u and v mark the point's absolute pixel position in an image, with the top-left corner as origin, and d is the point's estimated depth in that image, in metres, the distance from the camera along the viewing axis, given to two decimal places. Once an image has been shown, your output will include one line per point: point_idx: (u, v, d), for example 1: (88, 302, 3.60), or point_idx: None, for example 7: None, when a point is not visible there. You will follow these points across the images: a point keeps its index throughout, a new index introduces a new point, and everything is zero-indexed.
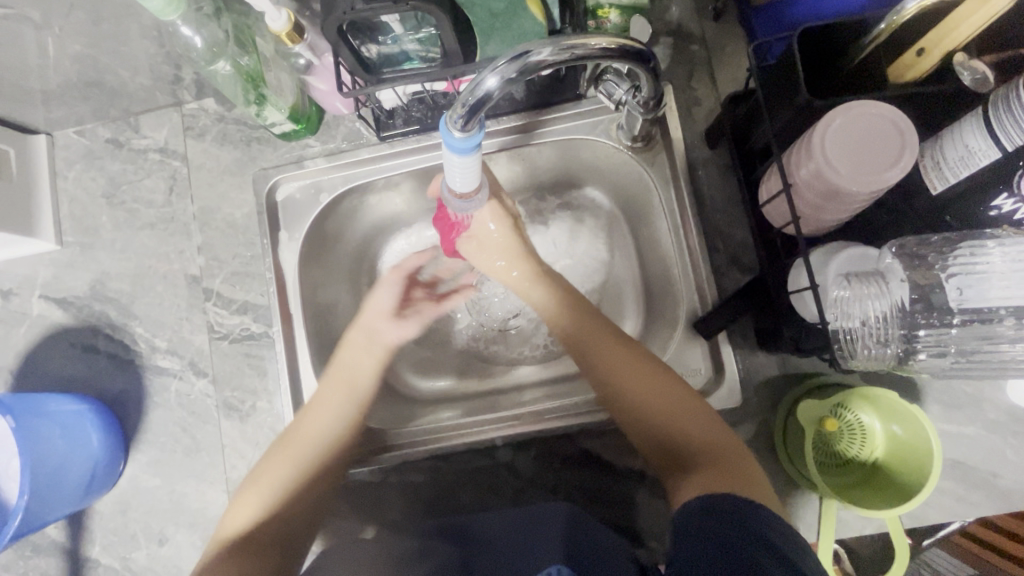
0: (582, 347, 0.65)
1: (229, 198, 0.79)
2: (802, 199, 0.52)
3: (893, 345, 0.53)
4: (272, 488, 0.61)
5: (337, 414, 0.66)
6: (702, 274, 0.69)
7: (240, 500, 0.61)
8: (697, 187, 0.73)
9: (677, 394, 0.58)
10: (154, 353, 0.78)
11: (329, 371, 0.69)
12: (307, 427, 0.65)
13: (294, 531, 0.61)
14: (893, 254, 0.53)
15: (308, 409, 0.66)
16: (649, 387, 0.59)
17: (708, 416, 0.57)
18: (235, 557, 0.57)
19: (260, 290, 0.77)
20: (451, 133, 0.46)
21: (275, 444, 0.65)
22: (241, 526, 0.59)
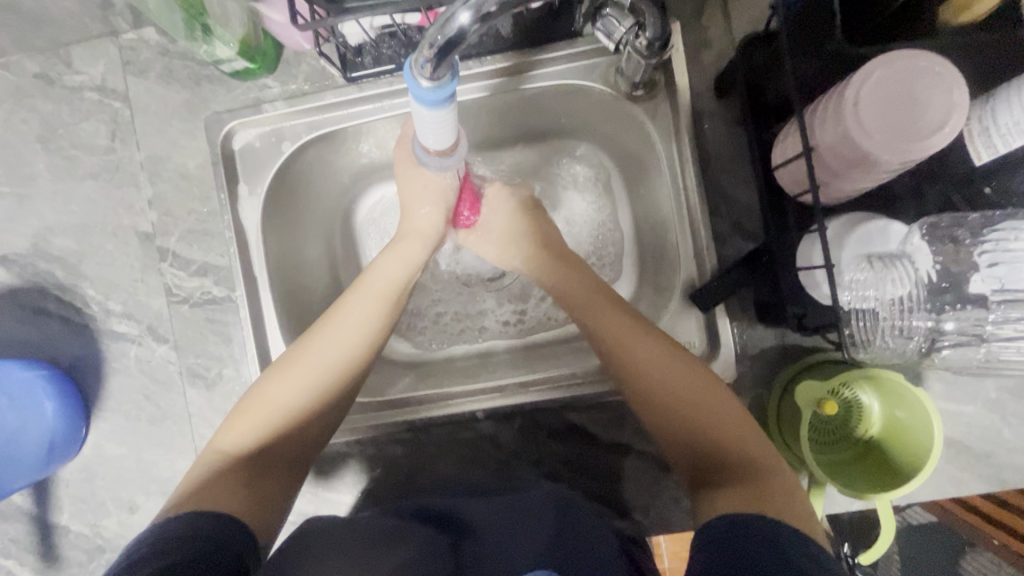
0: (596, 323, 0.60)
1: (179, 146, 0.71)
2: (822, 165, 0.45)
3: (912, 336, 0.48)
4: (284, 404, 0.57)
5: (362, 334, 0.61)
6: (703, 241, 0.63)
7: (247, 414, 0.57)
8: (702, 142, 0.65)
9: (678, 369, 0.55)
10: (109, 317, 0.72)
11: (362, 287, 0.63)
12: (329, 343, 0.60)
13: (303, 450, 0.59)
14: (923, 234, 0.48)
15: (331, 324, 0.61)
16: (663, 374, 0.55)
17: (716, 392, 0.54)
18: (240, 473, 0.53)
19: (220, 250, 0.71)
20: (418, 82, 0.38)
21: (288, 357, 0.60)
22: (249, 441, 0.56)
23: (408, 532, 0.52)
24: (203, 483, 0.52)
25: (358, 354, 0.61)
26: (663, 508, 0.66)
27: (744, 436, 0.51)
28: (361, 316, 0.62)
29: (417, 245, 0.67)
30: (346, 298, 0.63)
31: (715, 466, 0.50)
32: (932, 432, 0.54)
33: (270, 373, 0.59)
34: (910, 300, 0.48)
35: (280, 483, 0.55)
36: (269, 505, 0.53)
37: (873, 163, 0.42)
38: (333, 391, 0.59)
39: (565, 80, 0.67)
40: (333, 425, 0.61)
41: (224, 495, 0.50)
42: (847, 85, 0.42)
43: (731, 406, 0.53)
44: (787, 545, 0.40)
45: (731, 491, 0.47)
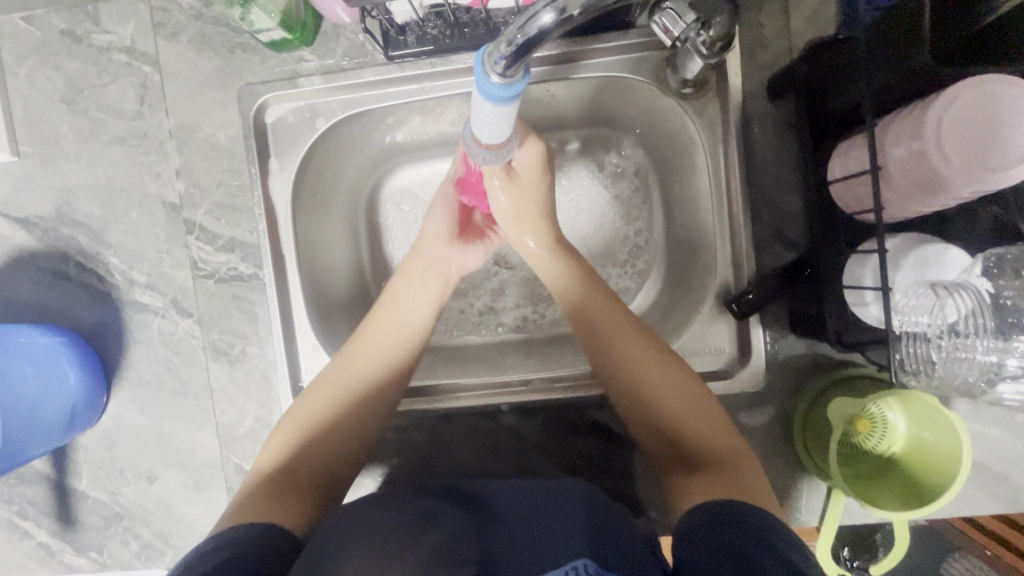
0: (591, 335, 0.62)
1: (209, 115, 0.69)
2: (888, 182, 0.45)
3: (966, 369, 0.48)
4: (315, 420, 0.60)
5: (388, 351, 0.65)
6: (742, 248, 0.63)
7: (282, 433, 0.59)
8: (749, 145, 0.64)
9: (650, 361, 0.58)
10: (132, 287, 0.71)
11: (385, 307, 0.68)
12: (356, 361, 0.64)
13: (336, 468, 0.59)
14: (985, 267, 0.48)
15: (358, 343, 0.65)
16: (657, 383, 0.57)
17: (685, 382, 0.57)
18: (278, 488, 0.55)
19: (248, 226, 0.69)
20: (488, 77, 0.37)
21: (319, 377, 0.63)
22: (285, 457, 0.58)
23: (440, 518, 0.52)
24: (247, 499, 0.53)
25: (385, 370, 0.64)
26: None
27: (723, 438, 0.55)
28: (385, 333, 0.66)
29: (421, 266, 0.70)
30: (370, 320, 0.67)
31: (699, 465, 0.53)
32: (960, 456, 0.54)
33: (302, 394, 0.62)
34: (975, 329, 0.46)
35: (318, 496, 0.56)
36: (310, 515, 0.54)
37: (943, 185, 0.41)
38: (363, 407, 0.62)
39: (615, 72, 0.65)
40: (363, 441, 0.62)
41: (259, 508, 0.52)
42: (930, 104, 0.41)
43: (712, 409, 0.56)
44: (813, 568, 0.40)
45: (713, 486, 0.50)
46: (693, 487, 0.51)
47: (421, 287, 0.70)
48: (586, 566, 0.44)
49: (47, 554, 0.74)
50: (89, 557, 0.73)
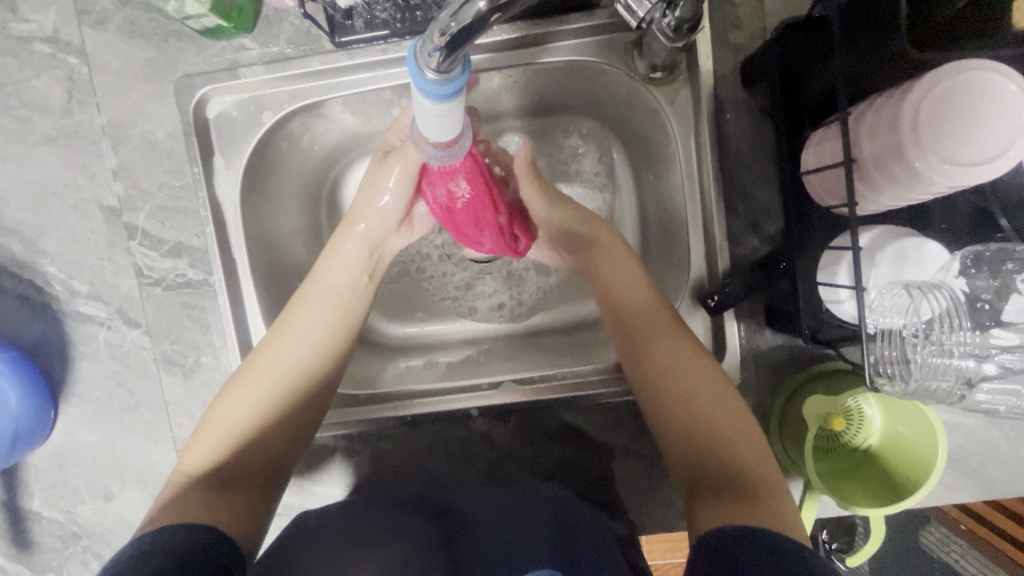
0: (632, 338, 0.60)
1: (145, 111, 0.64)
2: (863, 178, 0.43)
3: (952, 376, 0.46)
4: (241, 418, 0.56)
5: (316, 338, 0.61)
6: (716, 241, 0.60)
7: (203, 434, 0.55)
8: (722, 132, 0.61)
9: (685, 358, 0.56)
10: (74, 297, 0.67)
11: (314, 291, 0.64)
12: (282, 350, 0.59)
13: (272, 464, 0.56)
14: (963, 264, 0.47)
15: (283, 331, 0.61)
16: (699, 391, 0.55)
17: (719, 389, 0.55)
18: (206, 490, 0.51)
19: (195, 229, 0.65)
20: (422, 73, 0.33)
21: (240, 373, 0.58)
22: (210, 459, 0.54)
23: (402, 527, 0.52)
24: (169, 504, 0.50)
25: (316, 359, 0.60)
26: (656, 510, 0.65)
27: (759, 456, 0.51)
28: (311, 319, 0.62)
29: (357, 245, 0.66)
30: (296, 305, 0.62)
31: (717, 476, 0.50)
32: (935, 451, 0.54)
33: (227, 388, 0.57)
34: (946, 328, 0.45)
35: (250, 495, 0.53)
36: (245, 516, 0.52)
37: (920, 183, 0.39)
38: (293, 402, 0.58)
39: (579, 57, 0.61)
40: (305, 434, 0.59)
41: (187, 513, 0.48)
42: (907, 93, 0.39)
43: (752, 434, 0.53)
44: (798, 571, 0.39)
45: (726, 501, 0.48)
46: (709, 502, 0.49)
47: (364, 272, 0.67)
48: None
49: None
50: None
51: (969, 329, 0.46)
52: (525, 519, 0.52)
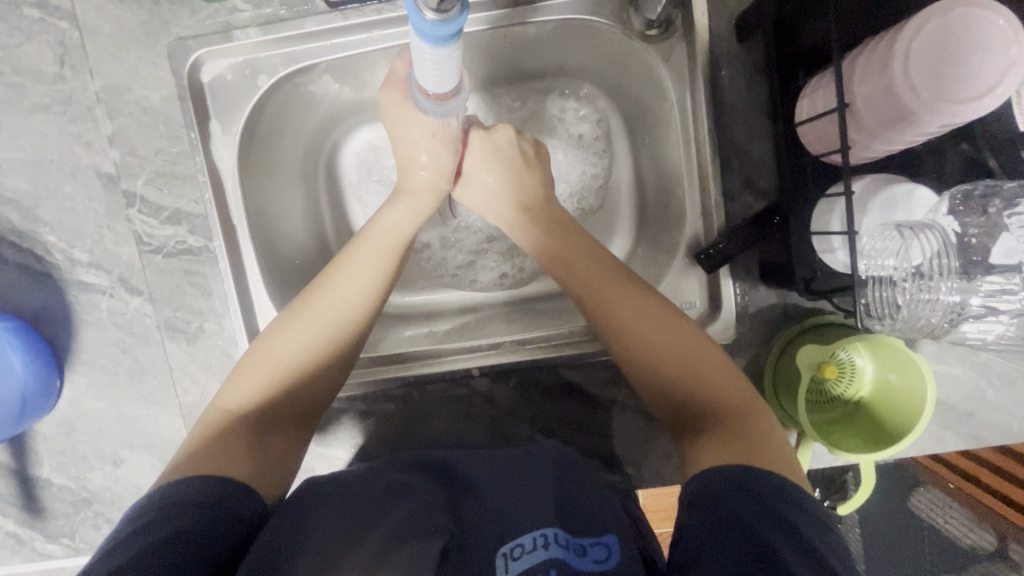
0: (587, 298, 0.58)
1: (140, 76, 0.64)
2: (856, 121, 0.45)
3: (940, 313, 0.49)
4: (288, 362, 0.56)
5: (366, 293, 0.59)
6: (712, 198, 0.61)
7: (249, 371, 0.55)
8: (716, 90, 0.62)
9: (636, 305, 0.56)
10: (75, 266, 0.67)
11: (365, 240, 0.61)
12: (332, 298, 0.58)
13: (309, 407, 0.57)
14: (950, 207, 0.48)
15: (333, 277, 0.59)
16: (663, 336, 0.55)
17: (674, 323, 0.55)
18: (250, 431, 0.52)
19: (194, 196, 0.65)
20: (421, 14, 0.33)
21: (290, 314, 0.57)
22: (252, 399, 0.54)
23: (403, 489, 0.50)
24: (207, 442, 0.50)
25: (363, 313, 0.59)
26: (654, 464, 0.67)
27: (725, 376, 0.53)
28: (360, 270, 0.59)
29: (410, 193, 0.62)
30: (349, 254, 0.60)
31: (703, 419, 0.52)
32: (924, 395, 0.55)
33: (275, 327, 0.57)
34: (938, 269, 0.48)
35: (285, 442, 0.54)
36: (276, 464, 0.52)
37: (910, 122, 0.41)
38: (336, 354, 0.57)
39: (575, 14, 0.61)
40: (342, 379, 0.59)
41: (230, 456, 0.49)
42: (899, 36, 0.41)
43: (716, 355, 0.54)
44: (800, 517, 0.41)
45: (718, 441, 0.49)
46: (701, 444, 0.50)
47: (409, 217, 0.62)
48: (557, 535, 0.44)
49: (17, 543, 0.72)
50: (61, 543, 0.72)
51: (957, 270, 0.48)
52: (523, 478, 0.52)
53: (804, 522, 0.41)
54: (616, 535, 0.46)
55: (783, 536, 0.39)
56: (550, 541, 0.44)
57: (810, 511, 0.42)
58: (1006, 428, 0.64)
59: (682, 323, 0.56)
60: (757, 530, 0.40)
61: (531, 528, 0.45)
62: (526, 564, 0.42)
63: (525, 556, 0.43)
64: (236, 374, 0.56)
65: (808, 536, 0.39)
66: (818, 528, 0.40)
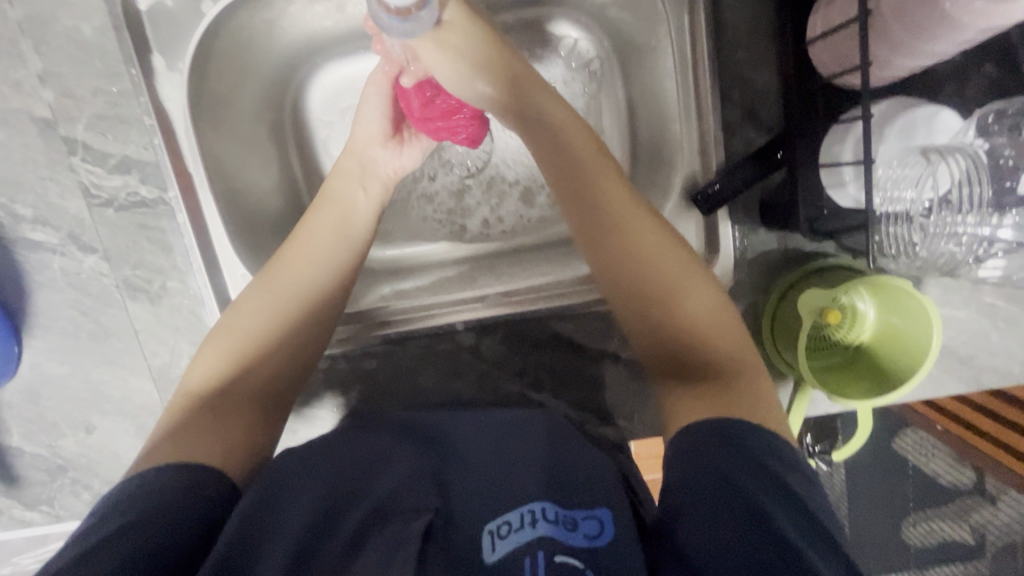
0: (585, 213, 0.53)
1: (68, 4, 0.56)
2: (878, 33, 0.41)
3: (963, 245, 0.46)
4: (256, 334, 0.52)
5: (331, 257, 0.57)
6: (710, 132, 0.56)
7: (215, 348, 0.52)
8: (716, 8, 0.55)
9: (635, 222, 0.51)
10: (19, 223, 0.62)
11: (327, 204, 0.60)
12: (297, 267, 0.56)
13: (283, 385, 0.53)
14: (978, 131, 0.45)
15: (294, 249, 0.56)
16: (646, 251, 0.51)
17: (665, 244, 0.51)
18: (216, 411, 0.48)
19: (142, 141, 0.59)
20: None
21: (252, 288, 0.55)
22: (219, 378, 0.50)
23: (390, 457, 0.49)
24: (172, 429, 0.46)
25: (333, 275, 0.56)
26: (648, 416, 0.65)
27: (704, 303, 0.50)
28: (325, 234, 0.58)
29: (354, 158, 0.62)
30: (309, 221, 0.58)
31: (688, 359, 0.49)
32: (930, 337, 0.52)
33: (238, 304, 0.54)
34: (964, 198, 0.44)
35: (261, 416, 0.50)
36: (248, 442, 0.48)
37: (945, 24, 0.38)
38: (306, 322, 0.54)
39: None
40: (317, 353, 0.56)
41: (195, 437, 0.45)
42: None
43: (711, 289, 0.51)
44: (793, 483, 0.38)
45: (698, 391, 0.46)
46: (689, 396, 0.46)
47: (361, 187, 0.62)
48: (545, 511, 0.41)
49: None
50: (40, 510, 0.70)
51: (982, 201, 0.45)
52: (516, 445, 0.48)
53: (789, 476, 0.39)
54: (610, 507, 0.42)
55: (771, 496, 0.37)
56: (538, 517, 0.41)
57: (802, 476, 0.39)
58: (1008, 369, 0.62)
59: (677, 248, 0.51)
60: (745, 489, 0.37)
61: (519, 504, 0.43)
62: (512, 543, 0.40)
63: (513, 535, 0.40)
64: (202, 354, 0.52)
65: (797, 496, 0.37)
66: (811, 489, 0.39)
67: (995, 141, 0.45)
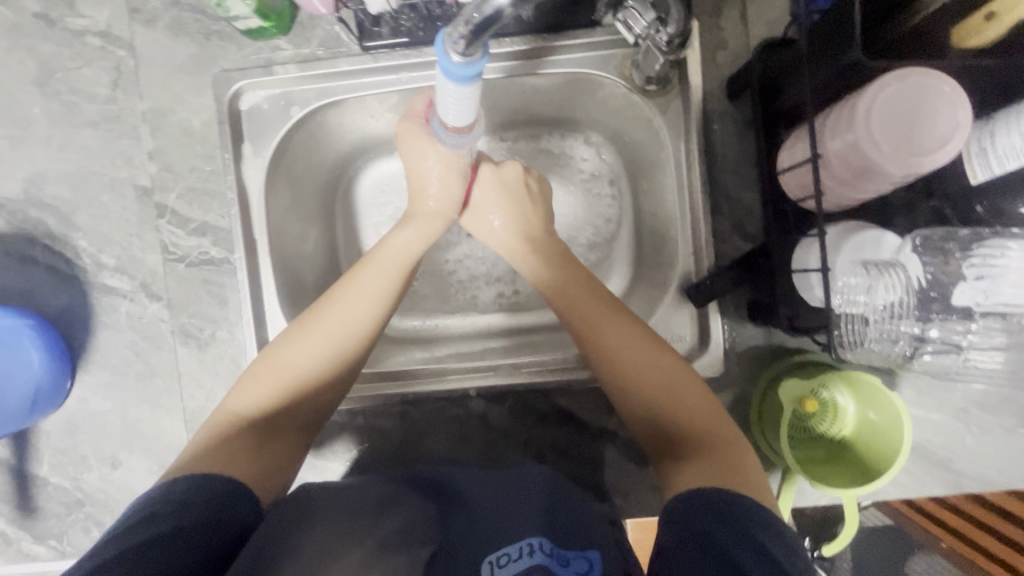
0: (571, 311, 0.61)
1: (184, 101, 0.70)
2: (829, 171, 0.52)
3: (902, 343, 0.56)
4: (296, 372, 0.57)
5: (375, 308, 0.60)
6: (702, 238, 0.65)
7: (258, 378, 0.57)
8: (709, 140, 0.68)
9: (620, 327, 0.58)
10: (101, 271, 0.71)
11: (372, 261, 0.62)
12: (334, 318, 0.59)
13: (311, 418, 0.58)
14: (914, 246, 0.53)
15: (341, 294, 0.60)
16: (624, 349, 0.57)
17: (646, 345, 0.57)
18: (248, 438, 0.53)
19: (221, 211, 0.70)
20: (449, 56, 0.39)
21: (296, 327, 0.59)
22: (258, 406, 0.55)
23: (396, 500, 0.52)
24: (210, 443, 0.52)
25: (373, 327, 0.60)
26: (642, 495, 0.68)
27: (690, 391, 0.55)
28: (374, 294, 0.60)
29: (431, 218, 0.64)
30: (361, 269, 0.61)
31: (683, 443, 0.53)
32: (902, 432, 0.57)
33: (285, 337, 0.58)
34: (903, 308, 0.53)
35: (287, 447, 0.55)
36: (273, 466, 0.53)
37: (876, 169, 0.48)
38: (336, 372, 0.58)
39: (580, 68, 0.68)
40: (343, 392, 0.60)
41: (228, 459, 0.50)
42: (860, 99, 0.48)
43: (699, 387, 0.56)
44: (756, 527, 0.43)
45: (699, 464, 0.51)
46: (680, 466, 0.52)
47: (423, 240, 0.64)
48: (542, 544, 0.46)
49: (4, 542, 0.73)
50: (47, 544, 0.72)
51: (915, 317, 0.54)
52: (518, 492, 0.53)
53: (768, 529, 0.43)
54: (599, 550, 0.47)
55: (745, 548, 0.41)
56: (536, 549, 0.46)
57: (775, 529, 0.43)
58: (985, 474, 0.66)
59: (655, 346, 0.57)
60: (722, 544, 0.42)
61: (518, 538, 0.47)
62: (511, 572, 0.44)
63: (512, 564, 0.45)
64: (250, 375, 0.58)
65: (780, 556, 0.41)
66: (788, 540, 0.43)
67: (920, 261, 0.53)
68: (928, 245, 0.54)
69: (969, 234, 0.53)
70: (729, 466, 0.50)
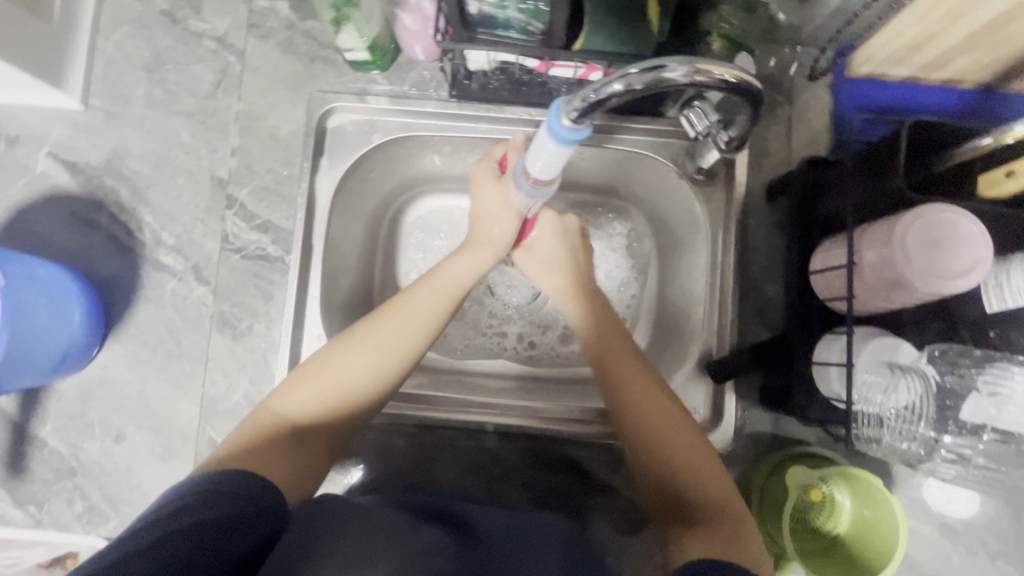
0: (605, 363, 0.64)
1: (278, 110, 0.76)
2: (862, 278, 0.58)
3: (915, 444, 0.59)
4: (341, 381, 0.59)
5: (424, 329, 0.63)
6: (727, 320, 0.70)
7: (305, 381, 0.58)
8: (744, 233, 0.74)
9: (642, 391, 0.61)
10: (158, 247, 0.74)
11: (427, 282, 0.65)
12: (389, 331, 0.61)
13: (349, 426, 0.60)
14: (931, 357, 0.59)
15: (393, 311, 0.62)
16: (648, 411, 0.60)
17: (666, 409, 0.60)
18: (287, 441, 0.55)
19: (286, 213, 0.74)
20: (561, 120, 0.45)
21: (351, 335, 0.61)
22: (300, 411, 0.57)
23: (416, 527, 0.50)
24: (251, 442, 0.54)
25: (420, 345, 0.62)
26: (633, 558, 0.69)
27: (700, 463, 0.57)
28: (425, 316, 0.63)
29: (487, 252, 0.68)
30: (415, 289, 0.64)
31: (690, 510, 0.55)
32: (898, 532, 0.59)
33: (335, 345, 0.60)
34: (918, 413, 0.57)
35: (322, 453, 0.57)
36: (307, 470, 0.55)
37: (907, 285, 0.54)
38: (387, 382, 0.60)
39: (640, 149, 0.75)
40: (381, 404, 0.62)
41: (271, 461, 0.52)
42: (898, 222, 0.54)
43: (711, 459, 0.58)
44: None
45: (705, 537, 0.52)
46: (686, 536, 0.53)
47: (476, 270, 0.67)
48: None
49: None
50: (26, 509, 0.70)
51: (929, 424, 0.58)
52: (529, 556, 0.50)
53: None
54: None
55: None
56: None
57: None
58: None
59: (680, 411, 0.61)
60: None
61: None
62: None
63: None
64: (294, 378, 0.59)
65: None
66: None
67: (934, 370, 0.58)
68: (941, 361, 0.59)
69: (979, 356, 0.58)
70: (733, 542, 0.51)
